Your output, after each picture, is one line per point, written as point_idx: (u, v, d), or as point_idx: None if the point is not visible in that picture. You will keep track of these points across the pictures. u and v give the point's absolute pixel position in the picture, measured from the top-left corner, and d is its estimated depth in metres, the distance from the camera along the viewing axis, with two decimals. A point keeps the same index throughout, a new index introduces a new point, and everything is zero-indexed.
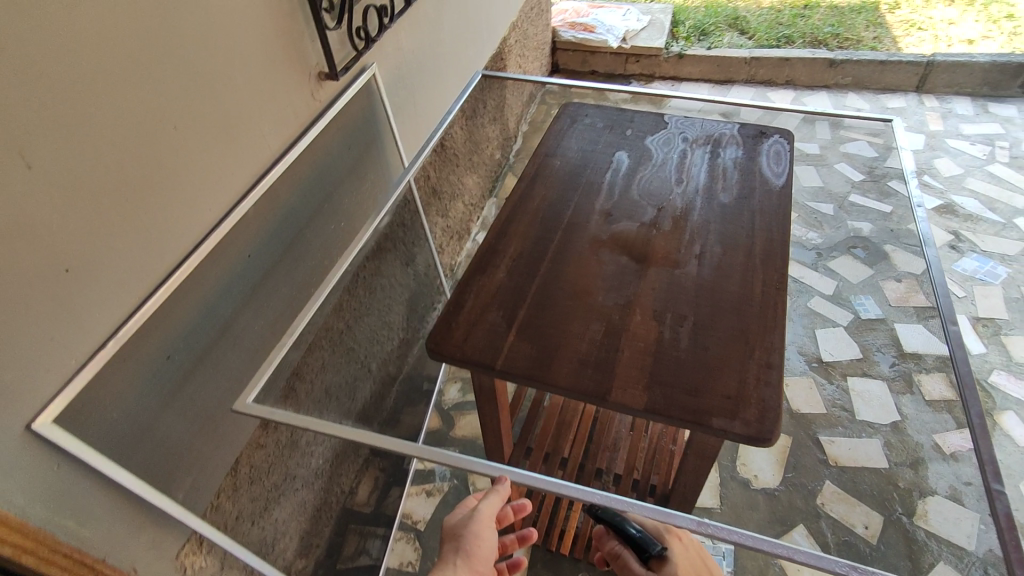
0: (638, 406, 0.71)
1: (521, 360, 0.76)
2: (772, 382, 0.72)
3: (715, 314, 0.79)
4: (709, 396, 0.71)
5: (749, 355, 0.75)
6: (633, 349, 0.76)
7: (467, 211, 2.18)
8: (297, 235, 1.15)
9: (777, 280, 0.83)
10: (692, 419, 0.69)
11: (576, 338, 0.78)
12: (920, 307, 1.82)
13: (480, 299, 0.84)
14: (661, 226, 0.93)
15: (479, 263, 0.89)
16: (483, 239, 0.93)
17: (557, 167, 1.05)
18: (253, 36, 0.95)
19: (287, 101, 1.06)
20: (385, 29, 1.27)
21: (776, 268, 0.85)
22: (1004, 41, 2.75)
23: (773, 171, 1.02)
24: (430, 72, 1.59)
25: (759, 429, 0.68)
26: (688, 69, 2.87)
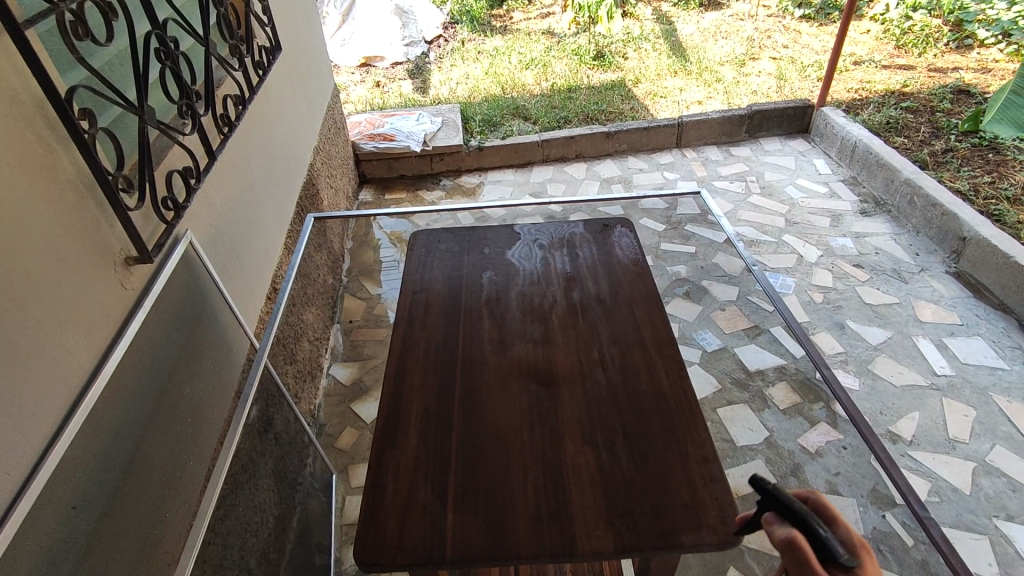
0: (610, 549, 0.67)
1: (472, 537, 0.68)
2: (717, 476, 0.73)
3: (639, 419, 0.80)
4: (670, 511, 0.70)
5: (685, 454, 0.76)
6: (581, 484, 0.73)
7: (315, 347, 2.01)
8: (134, 452, 0.94)
9: (676, 366, 0.88)
10: (664, 544, 0.67)
11: (520, 491, 0.72)
12: (748, 329, 2.16)
13: (400, 477, 0.75)
14: (554, 340, 0.94)
15: (385, 433, 0.80)
16: (380, 404, 0.85)
17: (432, 302, 1.03)
18: (36, 241, 0.79)
19: (91, 303, 0.88)
20: (194, 191, 1.15)
21: (671, 354, 0.90)
22: (723, 98, 3.40)
23: (629, 258, 1.10)
24: (245, 220, 1.48)
25: (726, 530, 0.68)
26: (490, 158, 3.07)
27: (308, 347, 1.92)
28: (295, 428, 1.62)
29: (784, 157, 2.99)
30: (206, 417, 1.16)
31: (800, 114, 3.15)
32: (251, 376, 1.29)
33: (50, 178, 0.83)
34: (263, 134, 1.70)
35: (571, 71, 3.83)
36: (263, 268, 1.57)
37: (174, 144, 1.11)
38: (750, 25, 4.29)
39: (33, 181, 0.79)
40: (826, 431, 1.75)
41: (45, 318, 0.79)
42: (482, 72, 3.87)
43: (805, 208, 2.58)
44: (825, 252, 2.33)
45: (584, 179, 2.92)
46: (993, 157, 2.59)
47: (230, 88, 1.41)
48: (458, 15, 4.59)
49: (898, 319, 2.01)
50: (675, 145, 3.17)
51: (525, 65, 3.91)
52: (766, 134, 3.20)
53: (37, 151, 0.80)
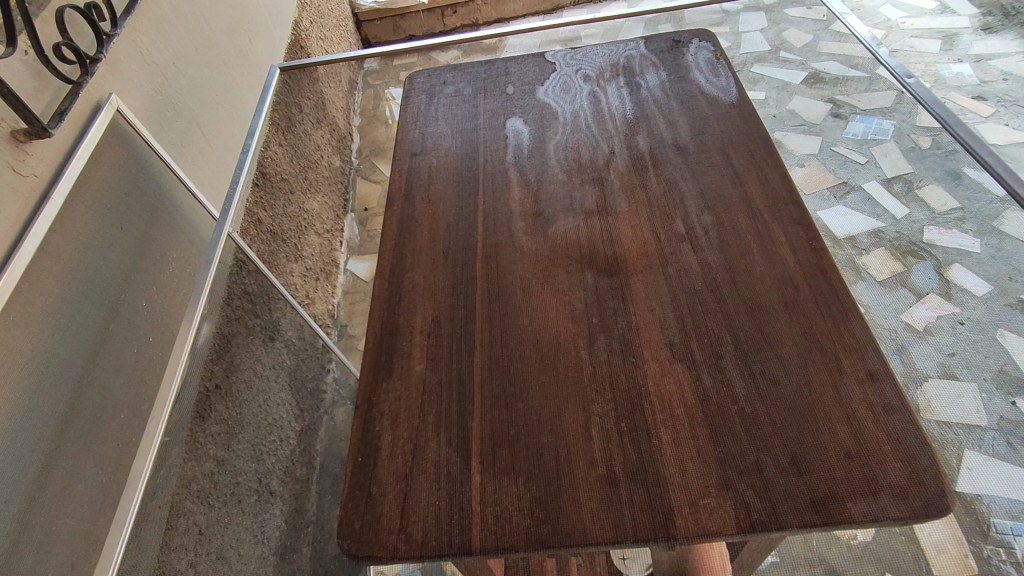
0: (731, 530, 0.41)
1: (511, 515, 0.44)
2: (894, 404, 0.46)
3: (758, 319, 0.52)
4: (827, 465, 0.43)
5: (836, 370, 0.48)
6: (675, 424, 0.47)
7: (327, 240, 1.76)
8: (76, 385, 0.72)
9: (807, 237, 0.58)
10: (821, 520, 0.41)
11: (580, 437, 0.47)
12: (834, 187, 1.79)
13: (402, 422, 0.51)
14: (615, 208, 0.64)
15: (378, 357, 0.55)
16: (370, 314, 0.59)
17: (438, 167, 0.73)
18: None
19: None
20: (107, 40, 0.85)
21: (795, 218, 0.60)
22: None
23: (715, 84, 0.77)
24: (205, 84, 1.17)
25: (921, 495, 0.41)
26: (511, 6, 2.58)
27: (317, 241, 1.68)
28: (309, 332, 1.41)
29: None
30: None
31: None
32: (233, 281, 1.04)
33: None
34: None
35: None
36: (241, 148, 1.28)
37: None
38: None
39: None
40: (937, 305, 1.45)
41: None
42: None
43: (907, 31, 2.07)
44: (935, 84, 1.87)
45: None
46: None
47: None
48: None
49: None
50: None
51: None
52: None
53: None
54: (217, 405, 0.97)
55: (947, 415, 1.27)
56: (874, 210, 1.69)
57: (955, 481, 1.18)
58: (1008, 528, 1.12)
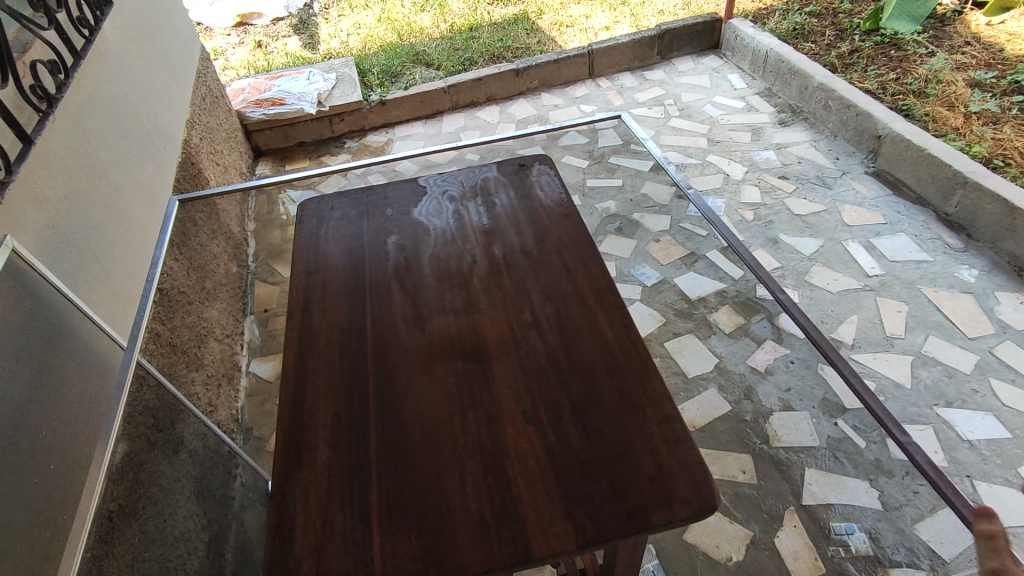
0: (573, 547, 0.55)
1: (406, 564, 0.55)
2: (681, 436, 0.63)
3: (587, 384, 0.69)
4: (637, 488, 0.59)
5: (643, 417, 0.65)
6: (529, 472, 0.61)
7: (227, 345, 1.79)
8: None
9: (621, 317, 0.76)
10: (634, 529, 0.56)
11: (457, 494, 0.60)
12: (684, 256, 2.10)
13: (312, 504, 0.61)
14: (478, 306, 0.80)
15: (287, 451, 0.66)
16: (278, 415, 0.70)
17: (331, 281, 0.87)
18: None
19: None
20: (5, 186, 0.92)
21: (613, 303, 0.78)
22: (631, 22, 3.26)
23: (552, 200, 0.97)
24: (97, 213, 1.23)
25: (700, 501, 0.58)
26: (395, 113, 2.82)
27: (217, 348, 1.71)
28: (213, 439, 1.43)
29: (699, 76, 2.92)
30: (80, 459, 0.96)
31: (709, 29, 3.07)
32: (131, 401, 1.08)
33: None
34: (110, 110, 1.43)
35: (470, 9, 3.53)
36: (135, 267, 1.33)
37: None
38: None
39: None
40: (773, 349, 1.73)
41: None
42: (374, 19, 3.49)
43: (725, 126, 2.53)
44: (750, 168, 2.29)
45: (499, 123, 2.75)
46: (896, 53, 2.60)
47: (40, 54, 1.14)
48: None
49: (827, 226, 2.01)
50: (588, 77, 3.02)
51: (419, 6, 3.56)
52: (678, 54, 3.11)
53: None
54: (118, 526, 0.98)
55: (790, 440, 1.53)
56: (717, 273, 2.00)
57: (802, 496, 1.42)
58: (844, 529, 1.35)
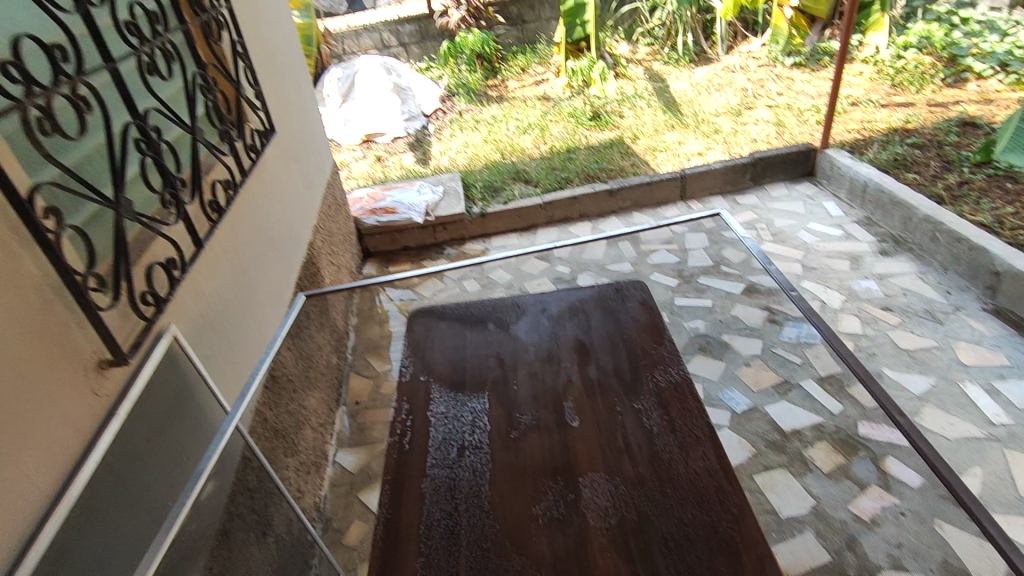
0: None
1: None
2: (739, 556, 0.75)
3: (659, 503, 0.83)
4: None
5: (707, 536, 0.78)
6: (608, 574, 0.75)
7: (319, 433, 1.88)
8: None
9: (693, 446, 0.90)
10: None
11: None
12: (777, 384, 2.01)
13: None
14: (571, 426, 0.97)
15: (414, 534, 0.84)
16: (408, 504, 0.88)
17: (450, 394, 1.07)
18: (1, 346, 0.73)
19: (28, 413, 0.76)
20: (177, 282, 1.09)
21: (688, 432, 0.92)
22: (723, 149, 3.39)
23: (638, 333, 1.14)
24: (236, 305, 1.40)
25: None
26: (493, 224, 3.02)
27: (311, 436, 1.81)
28: (296, 527, 1.47)
29: (793, 202, 2.95)
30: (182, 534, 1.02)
31: (803, 158, 3.13)
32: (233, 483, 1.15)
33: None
34: (262, 219, 1.67)
35: (569, 133, 3.82)
36: (257, 355, 1.48)
37: (158, 236, 1.06)
38: (742, 77, 4.37)
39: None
40: (879, 497, 1.60)
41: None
42: (481, 139, 3.84)
43: (821, 252, 2.50)
44: (849, 296, 2.23)
45: (590, 239, 2.88)
46: (1010, 187, 2.51)
47: (220, 173, 1.38)
48: (454, 88, 4.61)
49: (940, 364, 1.88)
50: (679, 198, 3.13)
51: (522, 130, 3.90)
52: (771, 180, 3.17)
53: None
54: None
55: None
56: (813, 406, 1.88)
57: None
58: None
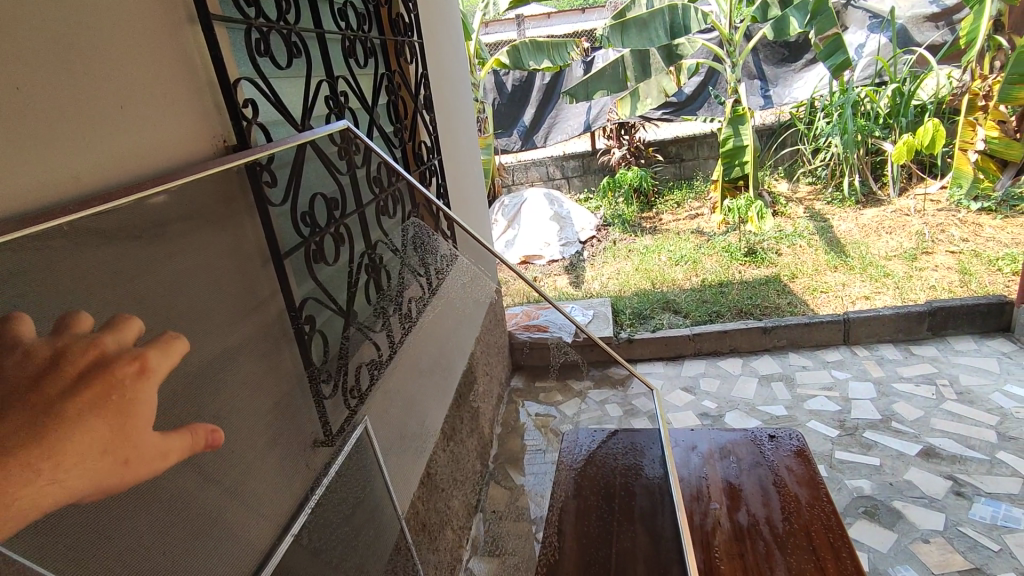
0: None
1: None
2: None
3: None
4: None
5: None
6: None
7: (456, 534, 1.82)
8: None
9: None
10: None
11: None
12: (967, 571, 1.69)
13: None
14: (720, 564, 1.11)
15: None
16: None
17: (598, 501, 1.28)
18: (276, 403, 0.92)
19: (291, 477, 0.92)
20: (373, 382, 1.31)
21: None
22: (895, 293, 3.19)
23: (794, 488, 1.27)
24: (413, 402, 1.60)
25: None
26: (640, 349, 3.07)
27: (453, 536, 1.80)
28: None
29: (984, 358, 2.65)
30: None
31: (995, 310, 2.82)
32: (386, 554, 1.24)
33: (285, 354, 0.97)
34: (444, 331, 1.95)
35: (722, 267, 3.84)
36: (421, 450, 1.65)
37: (367, 341, 1.31)
38: (917, 220, 4.14)
39: (274, 357, 0.93)
40: None
41: (269, 479, 0.84)
42: (632, 268, 3.99)
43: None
44: None
45: (741, 376, 2.80)
46: None
47: (418, 289, 1.66)
48: (611, 219, 4.92)
49: None
50: (842, 342, 2.96)
51: (675, 261, 4.00)
52: (955, 331, 2.88)
53: (276, 325, 0.96)
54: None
55: None
56: None
57: None
58: None
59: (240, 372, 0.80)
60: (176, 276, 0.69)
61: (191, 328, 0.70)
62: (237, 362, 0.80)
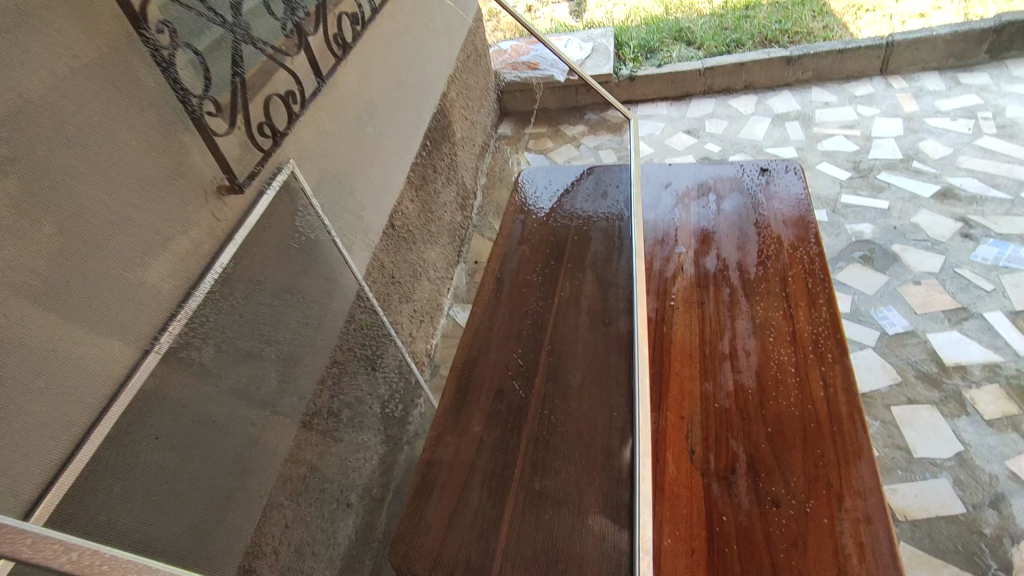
0: (626, 537, 0.78)
1: (556, 451, 0.90)
2: (865, 476, 0.82)
3: (773, 414, 0.91)
4: (786, 478, 0.83)
5: (826, 442, 0.86)
6: (675, 443, 0.89)
7: (434, 288, 1.75)
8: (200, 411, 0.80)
9: (817, 358, 0.97)
10: (757, 513, 0.80)
11: (585, 420, 0.93)
12: (950, 310, 1.65)
13: (484, 395, 1.00)
14: (675, 315, 1.09)
15: (500, 359, 1.06)
16: (498, 339, 1.09)
17: (547, 254, 1.25)
18: (109, 148, 0.73)
19: (140, 232, 0.77)
20: (296, 118, 1.10)
21: (808, 349, 0.99)
22: (957, 9, 2.66)
23: (783, 233, 1.19)
24: (361, 147, 1.41)
25: (833, 518, 0.79)
26: (640, 91, 2.69)
27: (428, 287, 1.73)
28: (407, 369, 1.48)
29: None
30: (297, 381, 1.03)
31: None
32: (331, 304, 1.17)
33: (118, 86, 0.75)
34: (397, 64, 1.66)
35: None
36: (381, 200, 1.51)
37: (276, 67, 1.05)
38: None
39: (80, 84, 0.70)
40: None
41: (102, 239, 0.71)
42: None
43: None
44: None
45: (752, 115, 2.51)
46: None
47: (349, 6, 1.32)
48: None
49: None
50: (877, 72, 2.57)
51: None
52: (1016, 55, 2.46)
53: (89, 46, 0.71)
54: (304, 451, 1.03)
55: None
56: (993, 341, 1.55)
57: None
58: None
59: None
60: None
61: None
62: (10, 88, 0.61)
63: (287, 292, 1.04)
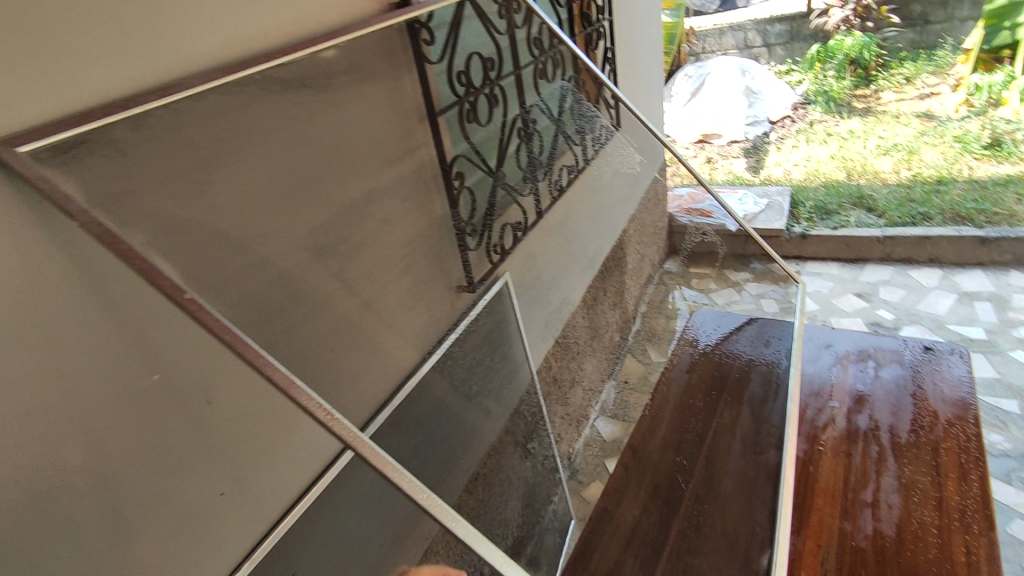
0: None
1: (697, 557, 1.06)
2: None
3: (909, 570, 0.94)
4: None
5: None
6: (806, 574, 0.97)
7: (584, 397, 1.78)
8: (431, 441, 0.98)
9: (964, 527, 0.98)
10: None
11: (726, 534, 1.07)
12: None
13: (637, 497, 1.23)
14: (822, 459, 1.16)
15: (658, 471, 1.25)
16: (658, 453, 1.29)
17: (708, 386, 1.41)
18: (414, 248, 1.03)
19: (416, 308, 1.05)
20: (518, 242, 1.41)
21: (955, 516, 1.00)
22: None
23: (942, 404, 1.22)
24: (557, 267, 1.68)
25: None
26: (813, 247, 2.65)
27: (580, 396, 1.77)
28: (549, 465, 1.55)
29: None
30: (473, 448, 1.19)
31: None
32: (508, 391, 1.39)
33: (427, 208, 1.06)
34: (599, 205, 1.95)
35: (948, 161, 3.20)
36: (562, 314, 1.76)
37: (513, 204, 1.37)
38: None
39: (411, 204, 1.02)
40: None
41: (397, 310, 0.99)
42: (826, 155, 3.51)
43: None
44: None
45: (935, 289, 2.44)
46: None
47: (570, 158, 1.65)
48: (813, 96, 4.26)
49: None
50: None
51: (884, 151, 3.43)
52: None
53: (421, 181, 1.04)
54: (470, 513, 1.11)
55: None
56: None
57: None
58: None
59: (368, 218, 0.90)
60: (326, 133, 0.81)
61: (336, 182, 0.83)
62: (379, 203, 0.93)
63: (480, 373, 1.25)
